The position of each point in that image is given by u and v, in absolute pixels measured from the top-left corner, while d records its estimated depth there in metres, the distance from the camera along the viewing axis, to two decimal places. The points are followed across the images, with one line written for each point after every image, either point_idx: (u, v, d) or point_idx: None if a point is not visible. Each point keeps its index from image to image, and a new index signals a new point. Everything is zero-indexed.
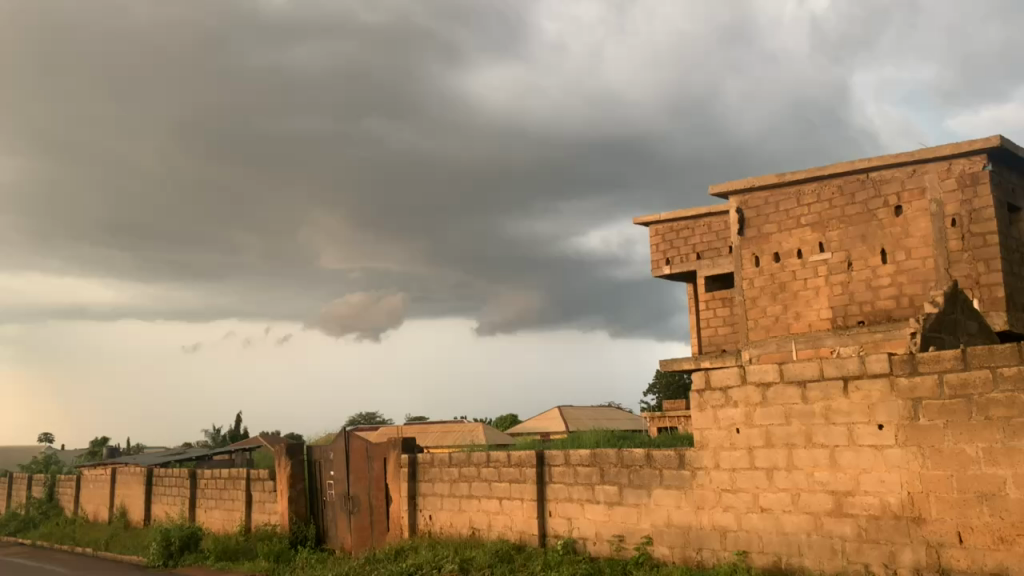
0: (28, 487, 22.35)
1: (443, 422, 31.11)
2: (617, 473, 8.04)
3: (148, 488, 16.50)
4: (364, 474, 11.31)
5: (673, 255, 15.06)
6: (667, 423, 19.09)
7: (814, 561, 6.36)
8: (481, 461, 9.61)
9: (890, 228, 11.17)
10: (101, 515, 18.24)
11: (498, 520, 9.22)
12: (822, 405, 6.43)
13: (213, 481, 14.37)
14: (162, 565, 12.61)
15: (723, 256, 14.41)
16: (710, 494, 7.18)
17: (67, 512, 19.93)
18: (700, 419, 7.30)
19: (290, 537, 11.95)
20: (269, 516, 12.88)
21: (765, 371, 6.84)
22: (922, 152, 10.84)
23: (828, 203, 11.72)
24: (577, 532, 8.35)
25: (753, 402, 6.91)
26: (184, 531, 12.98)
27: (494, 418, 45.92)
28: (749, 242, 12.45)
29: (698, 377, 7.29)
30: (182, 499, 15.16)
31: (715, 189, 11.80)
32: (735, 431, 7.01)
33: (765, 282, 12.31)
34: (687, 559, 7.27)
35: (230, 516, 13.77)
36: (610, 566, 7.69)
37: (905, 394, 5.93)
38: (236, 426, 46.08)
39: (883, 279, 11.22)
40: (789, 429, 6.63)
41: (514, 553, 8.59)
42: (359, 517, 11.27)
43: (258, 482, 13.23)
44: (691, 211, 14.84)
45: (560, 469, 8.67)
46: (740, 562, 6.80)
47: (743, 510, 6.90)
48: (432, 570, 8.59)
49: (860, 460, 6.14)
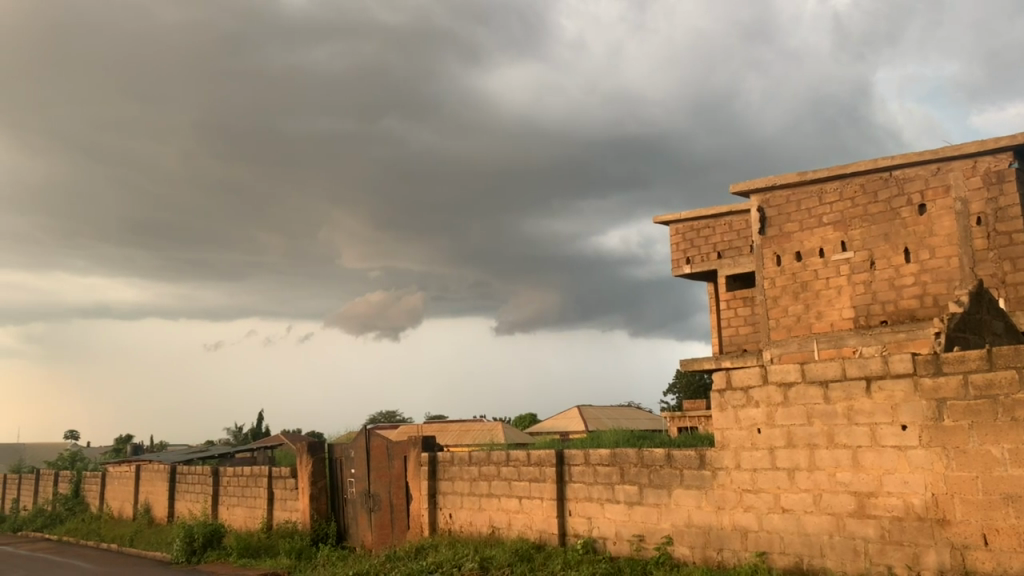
0: (54, 484, 22.66)
1: (462, 422, 31.12)
2: (637, 473, 8.02)
3: (172, 485, 16.67)
4: (384, 472, 11.37)
5: (694, 254, 14.99)
6: (686, 424, 19.01)
7: (837, 562, 6.32)
8: (500, 460, 9.62)
9: (914, 226, 11.05)
10: (125, 512, 18.46)
11: (518, 518, 9.24)
12: (845, 405, 6.38)
13: (235, 478, 14.50)
14: (185, 561, 12.72)
15: (744, 255, 14.33)
16: (730, 495, 7.15)
17: (92, 508, 20.17)
18: (721, 419, 7.27)
19: (310, 534, 12.05)
20: (290, 514, 12.98)
21: (786, 370, 6.79)
22: (946, 149, 10.72)
23: (851, 202, 11.61)
24: (597, 531, 8.34)
25: (775, 402, 6.87)
26: (207, 528, 13.10)
27: (514, 418, 45.85)
28: (771, 241, 12.36)
29: (719, 377, 7.25)
30: (205, 496, 15.31)
31: (736, 188, 11.73)
32: (757, 431, 6.98)
33: (786, 281, 12.23)
34: (707, 559, 7.25)
35: (252, 513, 13.89)
36: (629, 566, 7.67)
37: (929, 394, 5.87)
38: (258, 423, 46.49)
39: (906, 278, 11.09)
40: (811, 429, 6.59)
41: (534, 552, 8.59)
42: (379, 515, 11.32)
43: (279, 479, 13.33)
44: (712, 210, 14.76)
45: (580, 469, 8.66)
46: (760, 563, 6.76)
47: (764, 510, 6.86)
48: (452, 568, 8.61)
49: (883, 460, 6.09)
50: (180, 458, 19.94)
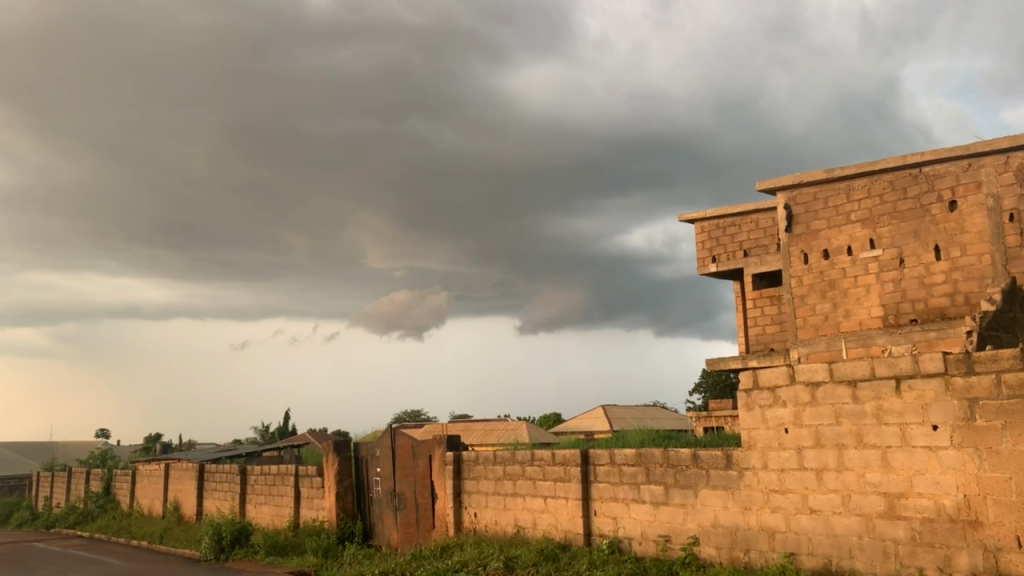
0: (86, 481, 23.02)
1: (487, 421, 31.13)
2: (663, 473, 7.98)
3: (200, 483, 16.86)
4: (410, 471, 11.40)
5: (720, 253, 14.88)
6: (713, 423, 18.89)
7: (866, 564, 6.24)
8: (525, 459, 9.61)
9: (944, 223, 10.88)
10: (155, 510, 18.70)
11: (543, 518, 9.23)
12: (874, 405, 6.30)
13: (263, 477, 14.62)
14: (214, 559, 12.85)
15: (771, 253, 14.20)
16: (758, 495, 7.09)
17: (123, 506, 20.45)
18: (747, 419, 7.21)
19: (337, 533, 12.13)
20: (317, 512, 13.07)
21: (814, 370, 6.72)
22: (978, 145, 10.56)
23: (879, 199, 11.45)
24: (623, 531, 8.31)
25: (802, 402, 6.80)
26: (235, 526, 13.24)
27: (538, 418, 45.79)
28: (797, 239, 12.21)
29: (746, 376, 7.20)
30: (233, 494, 15.46)
31: (762, 185, 11.63)
32: (784, 431, 6.91)
33: (814, 279, 12.08)
34: (734, 560, 7.20)
35: (279, 512, 14.00)
36: (655, 566, 7.63)
37: (961, 393, 5.78)
38: (284, 422, 47.02)
39: (937, 276, 10.92)
40: (839, 429, 6.51)
41: (559, 551, 8.56)
42: (405, 514, 11.35)
43: (306, 478, 13.44)
44: (738, 208, 14.64)
45: (605, 468, 8.63)
46: (788, 564, 6.69)
47: (792, 511, 6.79)
48: (477, 567, 8.62)
49: (913, 461, 6.00)
50: (207, 457, 19.96)
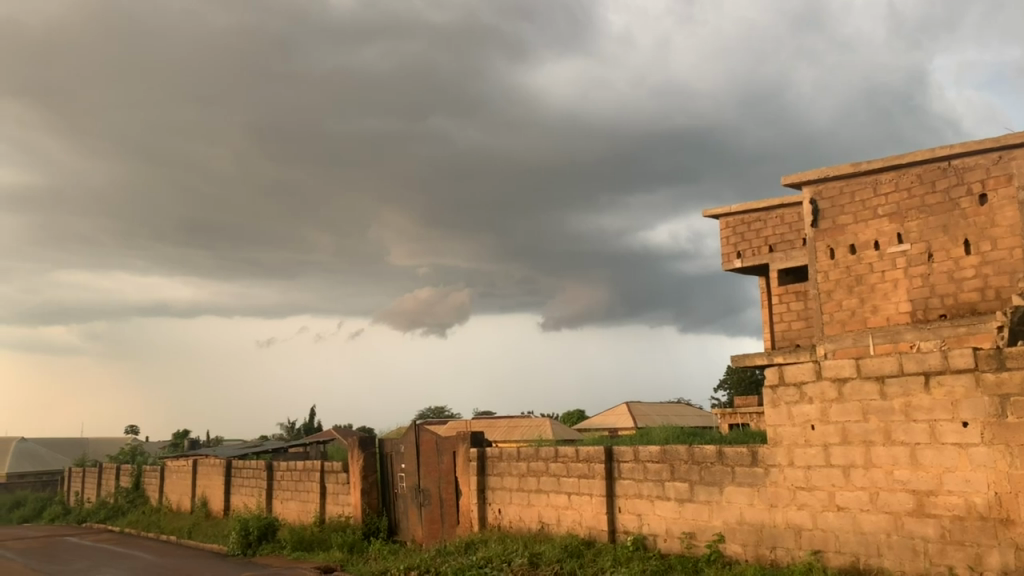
0: (116, 477, 23.38)
1: (512, 417, 31.19)
2: (687, 470, 7.94)
3: (227, 480, 17.05)
4: (434, 467, 11.44)
5: (745, 248, 14.77)
6: (738, 420, 18.79)
7: (894, 562, 6.18)
8: (549, 456, 9.61)
9: (974, 217, 10.71)
10: (184, 505, 18.95)
11: (567, 514, 9.22)
12: (902, 401, 6.22)
13: (289, 473, 14.75)
14: (241, 554, 12.99)
15: (796, 248, 14.05)
16: (784, 492, 7.03)
17: (152, 501, 20.73)
18: (773, 415, 7.16)
19: (362, 528, 12.21)
20: (342, 508, 13.18)
21: (841, 366, 6.66)
22: (1009, 137, 10.39)
23: (907, 192, 11.29)
24: (647, 528, 8.28)
25: (829, 398, 6.74)
26: (261, 521, 13.37)
27: (562, 415, 45.77)
28: (823, 234, 12.06)
29: (772, 373, 7.15)
30: (260, 490, 15.61)
31: (788, 180, 11.51)
32: (811, 428, 6.85)
33: (840, 275, 11.93)
34: (760, 557, 7.16)
35: (306, 507, 14.12)
36: (680, 563, 7.60)
37: (992, 389, 5.69)
38: (310, 418, 47.52)
39: (967, 270, 10.75)
40: (867, 426, 6.44)
41: (583, 548, 8.56)
42: (429, 510, 11.39)
43: (332, 474, 13.54)
44: (763, 203, 14.51)
45: (629, 465, 8.60)
46: (815, 562, 6.62)
47: (819, 508, 6.73)
48: (502, 563, 8.64)
49: (943, 458, 5.92)
50: (234, 453, 20.18)
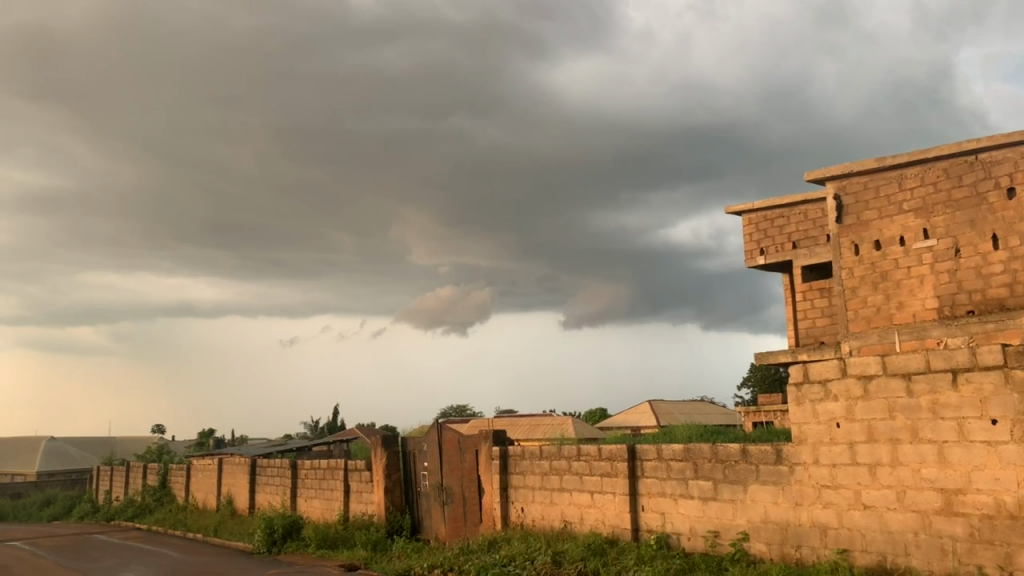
0: (143, 476, 23.67)
1: (534, 416, 31.19)
2: (711, 468, 7.89)
3: (252, 478, 17.20)
4: (456, 466, 11.46)
5: (768, 244, 14.65)
6: (762, 418, 18.67)
7: (922, 561, 6.10)
8: (571, 455, 9.59)
9: (1002, 211, 10.54)
10: (209, 503, 19.14)
11: (590, 513, 9.21)
12: (929, 399, 6.15)
13: (313, 471, 14.84)
14: (266, 552, 13.10)
15: (820, 244, 13.92)
16: (809, 490, 6.97)
17: (178, 499, 20.95)
18: (798, 413, 7.10)
19: (386, 526, 12.26)
20: (366, 506, 13.25)
21: (866, 363, 6.59)
22: None
23: (933, 187, 11.15)
24: (671, 527, 8.25)
25: (854, 396, 6.67)
26: (286, 519, 13.48)
27: (585, 413, 45.62)
28: (848, 230, 11.91)
29: (796, 371, 7.10)
30: (284, 488, 15.73)
31: (811, 176, 11.38)
32: (836, 426, 6.79)
33: (865, 271, 11.76)
34: (785, 556, 7.11)
35: (330, 505, 14.20)
36: (704, 562, 7.56)
37: (1021, 387, 5.61)
38: (333, 418, 47.88)
39: (995, 265, 10.59)
40: (893, 424, 6.37)
41: (607, 547, 8.54)
42: (452, 508, 11.41)
43: (355, 472, 13.61)
44: (786, 199, 14.38)
45: (652, 464, 8.56)
46: (841, 561, 6.56)
47: (844, 507, 6.67)
48: (525, 562, 8.64)
49: (971, 457, 5.85)
50: (259, 453, 20.34)
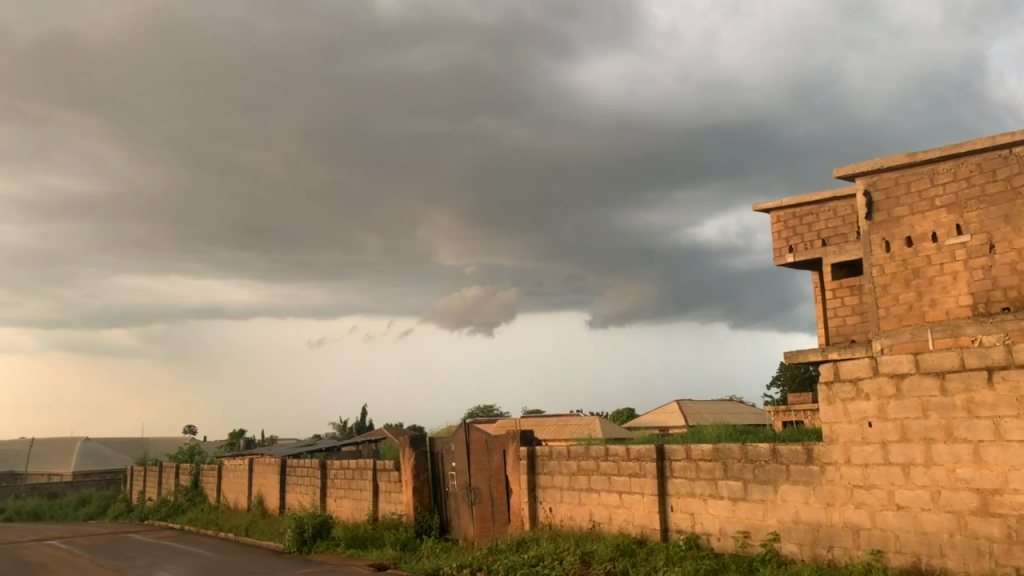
0: (175, 476, 23.98)
1: (561, 416, 31.16)
2: (741, 468, 7.83)
3: (283, 478, 17.36)
4: (484, 466, 11.48)
5: (797, 242, 14.50)
6: (792, 418, 18.51)
7: (958, 562, 6.01)
8: (599, 455, 9.57)
9: None
10: (241, 503, 19.35)
11: (618, 513, 9.18)
12: (964, 397, 6.04)
13: (342, 471, 14.95)
14: (297, 552, 13.21)
15: (850, 242, 13.76)
16: (841, 491, 6.89)
17: (210, 499, 21.20)
18: (828, 412, 7.02)
19: (414, 526, 12.31)
20: (395, 506, 13.33)
21: (898, 361, 6.50)
22: None
23: (966, 182, 10.95)
24: (700, 527, 8.19)
25: (887, 394, 6.58)
26: (316, 519, 13.58)
27: (613, 413, 45.47)
28: (879, 227, 11.62)
29: (827, 369, 7.03)
30: (314, 488, 15.86)
31: (840, 172, 11.19)
32: (868, 425, 6.70)
33: (897, 268, 11.47)
34: (817, 557, 7.04)
35: (359, 505, 14.30)
36: (735, 563, 7.49)
37: None
38: (361, 418, 48.26)
39: None
40: (927, 423, 6.27)
41: (636, 547, 8.50)
42: (480, 508, 11.42)
43: (384, 472, 13.69)
44: (815, 196, 14.23)
45: (681, 464, 8.51)
46: (875, 562, 6.48)
47: (877, 507, 6.58)
48: (554, 562, 8.64)
49: (1008, 456, 5.74)
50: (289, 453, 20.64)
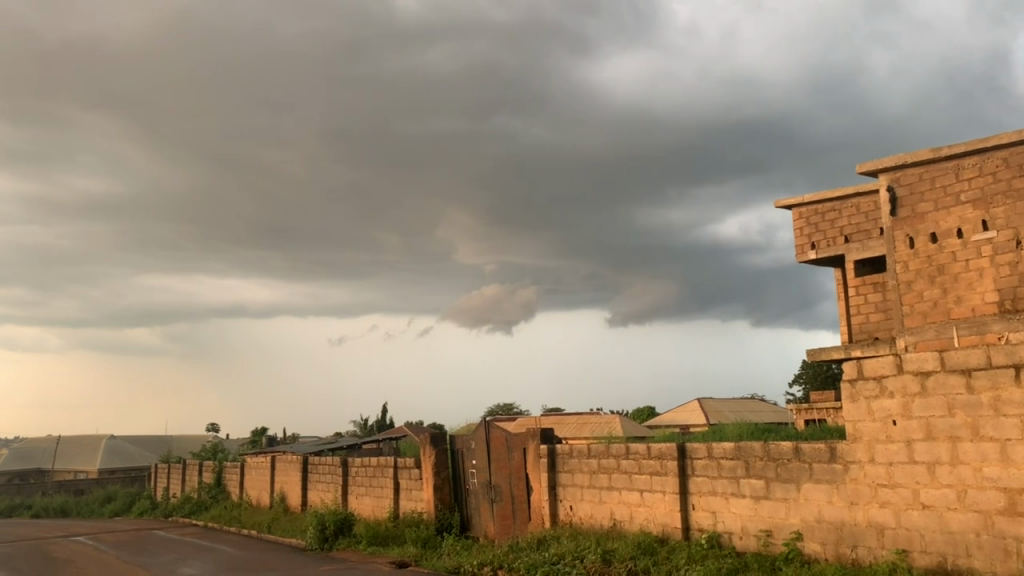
0: (199, 474, 24.20)
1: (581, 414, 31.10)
2: (763, 466, 7.77)
3: (305, 475, 17.47)
4: (504, 464, 11.48)
5: (819, 239, 14.37)
6: (815, 417, 18.35)
7: (985, 562, 5.93)
8: (619, 453, 9.54)
9: None
10: (263, 500, 19.49)
11: (639, 512, 9.15)
12: (991, 395, 5.96)
13: (363, 469, 15.02)
14: (319, 548, 13.28)
15: (873, 238, 13.62)
16: (865, 490, 6.82)
17: (233, 497, 21.38)
18: (851, 410, 6.96)
19: (435, 524, 12.34)
20: (416, 503, 13.38)
21: (923, 359, 6.43)
22: None
23: (992, 177, 10.79)
24: (722, 526, 8.14)
25: (911, 393, 6.51)
26: (338, 516, 13.65)
27: (634, 412, 45.27)
28: (902, 223, 11.44)
29: (851, 367, 6.97)
30: (335, 486, 15.96)
31: (863, 168, 11.07)
32: (892, 423, 6.63)
33: (921, 264, 11.29)
34: (841, 556, 6.98)
35: (380, 503, 14.36)
36: (757, 561, 7.45)
37: None
38: (381, 417, 48.47)
39: None
40: (953, 421, 6.19)
41: (657, 545, 8.47)
42: (501, 506, 11.42)
43: (404, 470, 13.74)
44: (837, 193, 14.09)
45: (702, 462, 8.47)
46: (899, 562, 6.41)
47: (902, 506, 6.51)
48: (575, 560, 8.62)
49: None
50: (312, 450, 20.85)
